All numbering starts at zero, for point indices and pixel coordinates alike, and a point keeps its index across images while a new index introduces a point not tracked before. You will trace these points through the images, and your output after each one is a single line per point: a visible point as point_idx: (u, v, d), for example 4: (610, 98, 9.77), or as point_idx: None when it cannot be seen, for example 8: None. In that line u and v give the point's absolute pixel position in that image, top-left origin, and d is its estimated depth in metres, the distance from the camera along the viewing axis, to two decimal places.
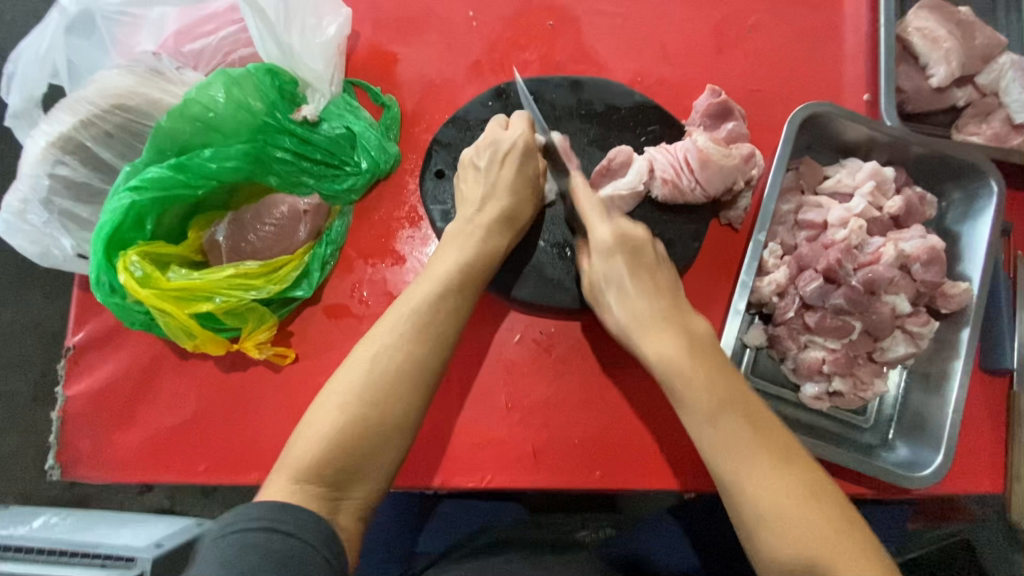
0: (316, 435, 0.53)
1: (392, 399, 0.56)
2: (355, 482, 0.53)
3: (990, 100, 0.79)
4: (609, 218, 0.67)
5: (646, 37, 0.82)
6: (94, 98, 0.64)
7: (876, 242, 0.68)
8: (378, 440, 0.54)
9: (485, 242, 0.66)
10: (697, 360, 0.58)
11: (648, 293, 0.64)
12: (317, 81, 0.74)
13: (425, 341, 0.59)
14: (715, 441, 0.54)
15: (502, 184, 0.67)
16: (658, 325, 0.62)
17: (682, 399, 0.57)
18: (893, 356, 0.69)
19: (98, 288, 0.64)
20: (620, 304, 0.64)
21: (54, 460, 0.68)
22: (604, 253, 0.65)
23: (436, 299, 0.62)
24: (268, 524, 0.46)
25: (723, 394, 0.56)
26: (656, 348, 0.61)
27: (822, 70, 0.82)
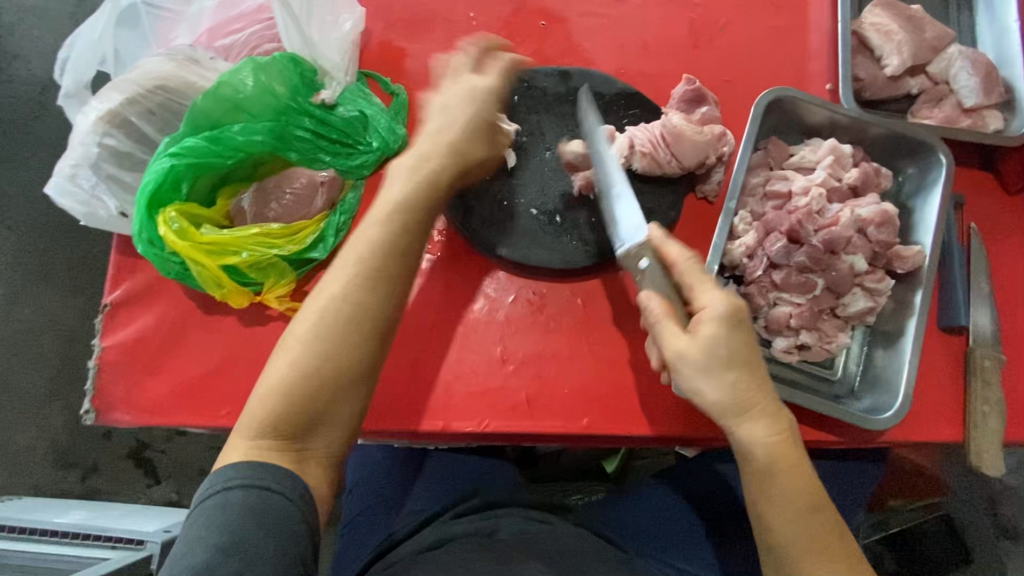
0: (271, 388, 0.59)
1: (342, 337, 0.61)
2: (317, 428, 0.59)
3: (941, 88, 0.88)
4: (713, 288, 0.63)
5: (628, 35, 0.91)
6: (139, 81, 0.73)
7: (834, 208, 0.76)
8: (331, 389, 0.60)
9: (434, 166, 0.69)
10: (794, 448, 0.62)
11: (756, 377, 0.62)
12: (333, 70, 0.83)
13: (375, 278, 0.63)
14: (789, 517, 0.61)
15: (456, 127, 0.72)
16: (761, 411, 0.61)
17: (774, 491, 0.61)
18: (854, 310, 0.76)
19: (140, 242, 0.72)
20: (732, 384, 0.60)
21: (89, 404, 0.74)
22: (723, 326, 0.60)
23: (383, 240, 0.65)
24: (244, 483, 0.55)
25: (808, 484, 0.61)
26: (753, 432, 0.61)
27: (788, 63, 0.91)
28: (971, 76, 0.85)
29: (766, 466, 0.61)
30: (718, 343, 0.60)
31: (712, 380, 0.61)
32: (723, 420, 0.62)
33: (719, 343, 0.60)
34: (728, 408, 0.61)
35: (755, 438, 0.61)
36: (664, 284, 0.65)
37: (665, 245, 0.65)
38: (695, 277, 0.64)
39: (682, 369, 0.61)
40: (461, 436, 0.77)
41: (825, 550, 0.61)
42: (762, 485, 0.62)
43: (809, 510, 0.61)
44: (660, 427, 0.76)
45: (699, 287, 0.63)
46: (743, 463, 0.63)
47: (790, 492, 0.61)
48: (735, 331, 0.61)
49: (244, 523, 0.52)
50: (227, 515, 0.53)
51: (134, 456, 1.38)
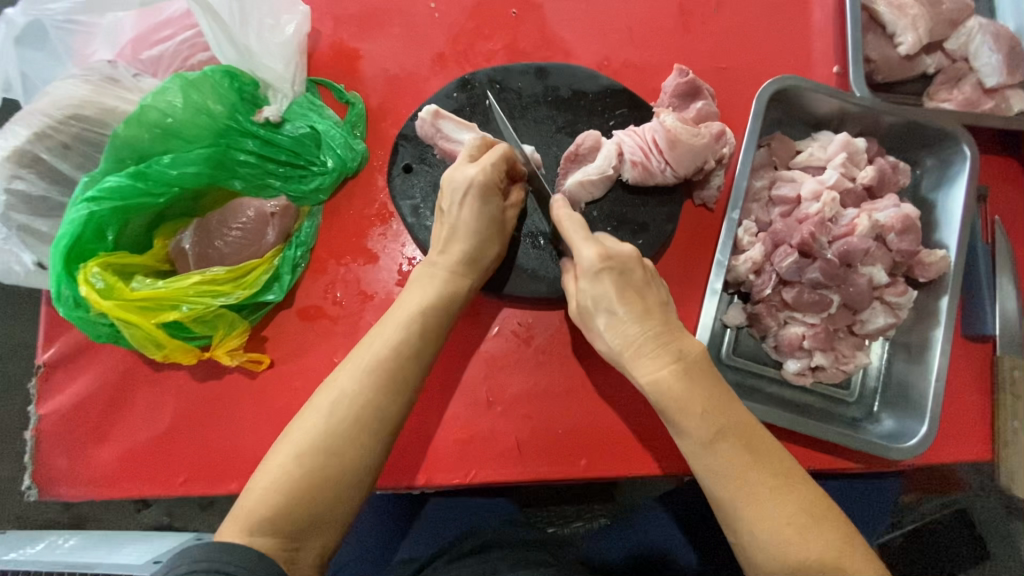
0: (274, 487, 0.52)
1: (349, 448, 0.54)
2: (314, 531, 0.53)
3: (960, 66, 0.78)
4: (593, 237, 0.59)
5: (612, 21, 0.81)
6: (48, 110, 0.63)
7: (850, 213, 0.68)
8: (339, 492, 0.54)
9: (446, 287, 0.63)
10: (688, 385, 0.54)
11: (638, 316, 0.57)
12: (277, 81, 0.73)
13: (383, 392, 0.57)
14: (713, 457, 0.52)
15: (463, 226, 0.64)
16: (648, 350, 0.56)
17: (677, 424, 0.54)
18: (874, 327, 0.68)
19: (61, 304, 0.63)
20: (607, 328, 0.58)
21: (31, 480, 0.67)
22: (591, 279, 0.58)
23: (399, 340, 0.60)
24: (213, 567, 0.46)
25: (720, 421, 0.53)
26: (647, 372, 0.56)
27: (790, 44, 0.81)
28: (994, 53, 0.76)
29: (657, 405, 0.55)
30: (586, 292, 0.59)
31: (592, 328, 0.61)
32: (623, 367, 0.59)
33: (589, 291, 0.59)
34: (617, 357, 0.59)
35: (640, 377, 0.56)
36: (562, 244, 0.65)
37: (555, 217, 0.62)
38: (574, 230, 0.60)
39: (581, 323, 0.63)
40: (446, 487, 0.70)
41: (772, 498, 0.50)
42: (672, 423, 0.54)
43: (721, 440, 0.52)
44: (664, 465, 0.69)
45: (568, 232, 0.60)
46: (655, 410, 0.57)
47: (701, 431, 0.53)
48: (608, 276, 0.57)
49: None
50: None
51: None
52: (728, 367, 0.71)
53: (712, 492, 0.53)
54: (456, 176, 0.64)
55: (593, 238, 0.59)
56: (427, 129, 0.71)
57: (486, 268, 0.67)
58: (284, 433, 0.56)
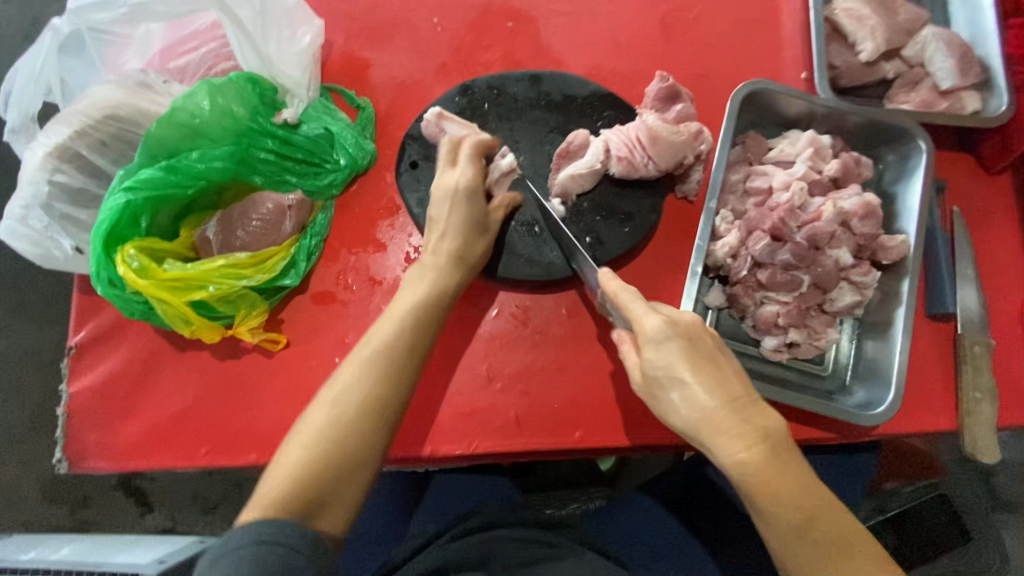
0: (287, 470, 0.57)
1: (350, 434, 0.59)
2: (324, 511, 0.57)
3: (916, 71, 0.86)
4: (654, 309, 0.63)
5: (599, 33, 0.89)
6: (87, 110, 0.69)
7: (816, 202, 0.75)
8: (345, 471, 0.58)
9: (437, 280, 0.70)
10: (777, 468, 0.56)
11: (714, 389, 0.58)
12: (295, 87, 0.81)
13: (382, 381, 0.62)
14: (797, 541, 0.56)
15: (451, 228, 0.71)
16: (728, 427, 0.57)
17: (766, 511, 0.57)
18: (842, 305, 0.75)
19: (98, 282, 0.69)
20: (682, 403, 0.59)
21: (61, 453, 0.71)
22: (657, 348, 0.60)
23: (397, 331, 0.65)
24: (256, 539, 0.50)
25: (805, 502, 0.56)
26: (730, 451, 0.56)
27: (762, 53, 0.89)
28: (947, 59, 0.83)
29: (740, 486, 0.57)
30: (657, 363, 0.60)
31: (666, 405, 0.60)
32: (695, 443, 0.60)
33: (660, 362, 0.60)
34: (688, 432, 0.59)
35: (725, 459, 0.56)
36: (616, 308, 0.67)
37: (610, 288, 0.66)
38: (635, 304, 0.63)
39: (646, 395, 0.63)
40: (450, 459, 0.75)
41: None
42: (757, 505, 0.57)
43: (805, 522, 0.56)
44: (655, 437, 0.74)
45: (634, 308, 0.63)
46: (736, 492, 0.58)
47: (784, 512, 0.56)
48: (678, 349, 0.60)
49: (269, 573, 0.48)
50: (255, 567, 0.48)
51: (124, 486, 1.34)
52: None
53: (795, 573, 0.57)
54: (443, 183, 0.72)
55: (652, 308, 0.63)
56: (431, 129, 0.78)
57: (473, 262, 0.72)
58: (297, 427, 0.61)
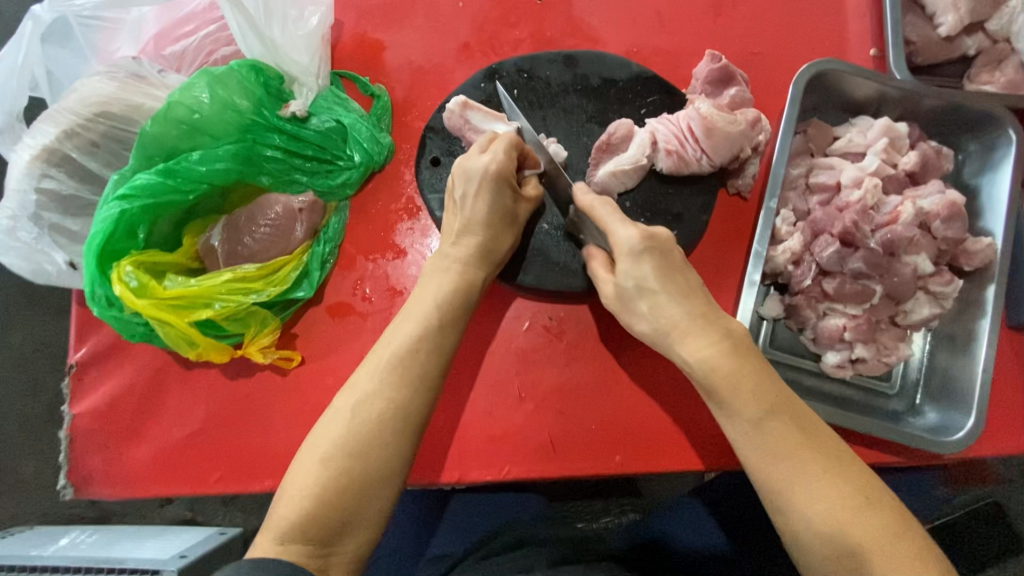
0: (303, 491, 0.52)
1: (374, 448, 0.54)
2: (346, 533, 0.53)
3: (1003, 47, 0.76)
4: (630, 220, 0.58)
5: (640, 6, 0.79)
6: (76, 108, 0.63)
7: (893, 200, 0.66)
8: (368, 495, 0.53)
9: (463, 276, 0.63)
10: (737, 360, 0.52)
11: (683, 296, 0.55)
12: (303, 75, 0.72)
13: (405, 387, 0.57)
14: (761, 435, 0.50)
15: (477, 217, 0.63)
16: (694, 325, 0.53)
17: (725, 402, 0.52)
18: (917, 318, 0.67)
19: (95, 303, 0.63)
20: (651, 312, 0.55)
21: (65, 479, 0.67)
22: (634, 260, 0.55)
23: (416, 338, 0.59)
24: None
25: (764, 405, 0.50)
26: (696, 349, 0.53)
27: (825, 27, 0.79)
28: None
29: (704, 386, 0.53)
30: (623, 269, 0.56)
31: (636, 313, 0.57)
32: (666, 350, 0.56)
33: (628, 269, 0.56)
34: (660, 341, 0.56)
35: (689, 356, 0.53)
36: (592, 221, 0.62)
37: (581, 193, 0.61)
38: (608, 216, 0.58)
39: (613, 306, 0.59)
40: (479, 483, 0.69)
41: (818, 471, 0.49)
42: (716, 398, 0.52)
43: (769, 416, 0.50)
44: (703, 461, 0.68)
45: (602, 211, 0.59)
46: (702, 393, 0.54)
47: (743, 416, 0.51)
48: (654, 259, 0.55)
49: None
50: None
51: None
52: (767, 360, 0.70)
53: (761, 471, 0.51)
54: (468, 165, 0.63)
55: (628, 220, 0.58)
56: (456, 120, 0.70)
57: (499, 258, 0.65)
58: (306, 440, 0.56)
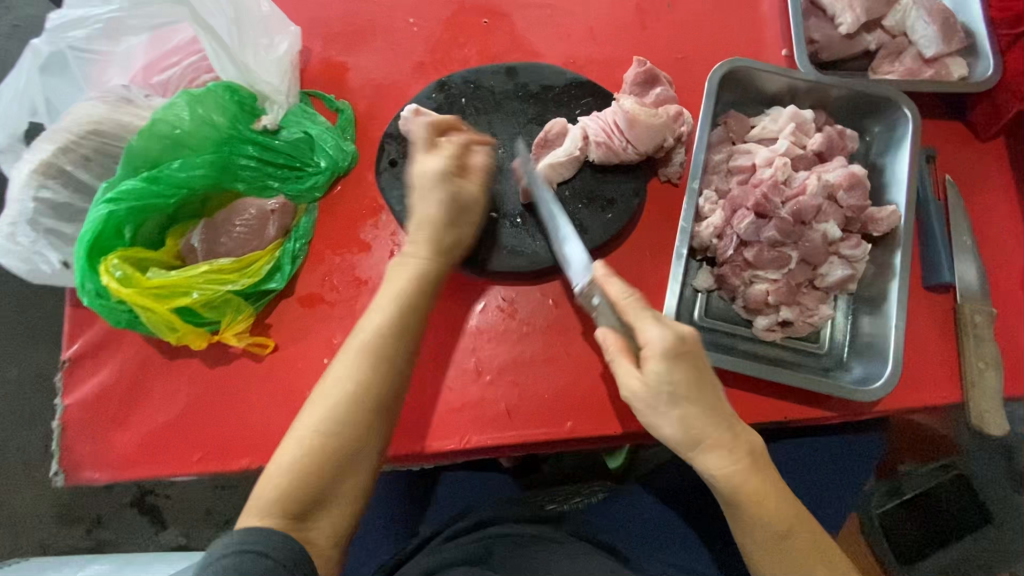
0: (283, 467, 0.58)
1: (347, 425, 0.60)
2: (324, 504, 0.58)
3: (899, 41, 0.85)
4: (658, 321, 0.61)
5: (575, 23, 0.88)
6: (71, 127, 0.71)
7: (800, 176, 0.74)
8: (347, 466, 0.59)
9: (422, 269, 0.68)
10: (759, 480, 0.61)
11: (708, 410, 0.60)
12: (274, 94, 0.81)
13: (376, 368, 0.62)
14: (765, 539, 0.61)
15: (426, 213, 0.69)
16: (713, 443, 0.60)
17: (741, 511, 0.61)
18: (833, 280, 0.73)
19: (86, 294, 0.70)
20: (678, 420, 0.60)
21: (57, 466, 0.72)
22: (667, 363, 0.59)
23: (388, 322, 0.64)
24: (239, 548, 0.52)
25: (773, 508, 0.61)
26: (716, 464, 0.60)
27: (741, 33, 0.88)
28: (929, 25, 0.82)
29: (723, 494, 0.61)
30: (662, 380, 0.59)
31: (668, 419, 0.60)
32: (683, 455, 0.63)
33: (663, 379, 0.59)
34: (678, 445, 0.62)
35: (710, 473, 0.61)
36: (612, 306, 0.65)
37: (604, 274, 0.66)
38: (636, 312, 0.62)
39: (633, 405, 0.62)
40: (443, 456, 0.74)
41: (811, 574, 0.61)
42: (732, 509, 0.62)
43: (779, 529, 0.61)
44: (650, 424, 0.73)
45: (639, 318, 0.62)
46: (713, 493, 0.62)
47: (750, 511, 0.61)
48: (684, 365, 0.60)
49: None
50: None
51: (138, 505, 1.34)
52: (702, 328, 0.76)
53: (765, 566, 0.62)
54: (419, 168, 0.71)
55: (656, 319, 0.62)
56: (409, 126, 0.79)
57: (449, 247, 0.70)
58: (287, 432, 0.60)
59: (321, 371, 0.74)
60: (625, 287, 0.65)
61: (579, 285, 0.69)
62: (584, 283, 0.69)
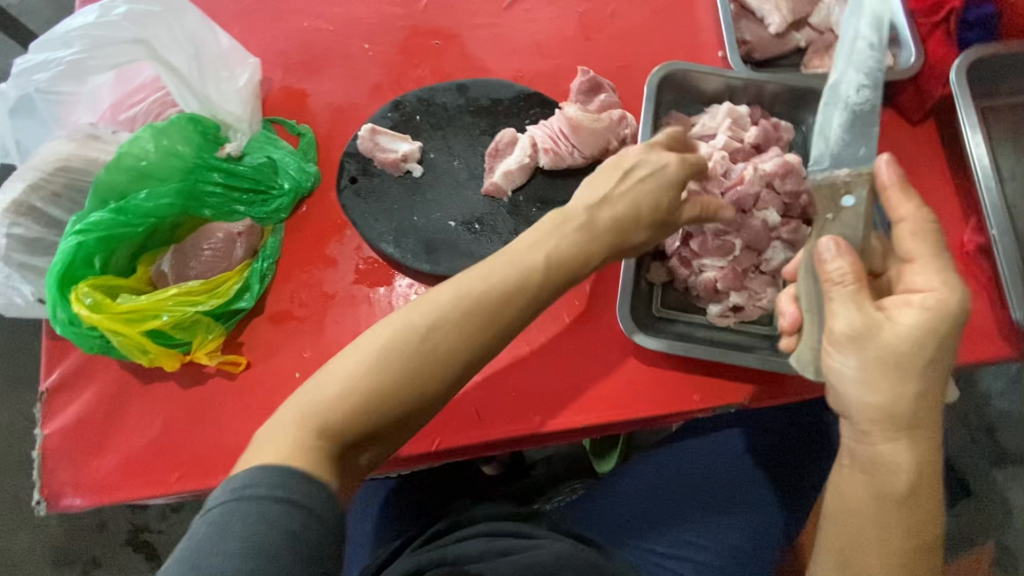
0: (343, 389, 0.52)
1: (429, 368, 0.54)
2: (372, 442, 0.54)
3: (828, 36, 0.89)
4: (942, 277, 0.56)
5: (522, 38, 0.93)
6: (39, 165, 0.75)
7: (738, 167, 0.78)
8: (407, 417, 0.54)
9: (579, 244, 0.62)
10: (924, 489, 0.57)
11: (931, 392, 0.55)
12: (236, 122, 0.85)
13: (462, 328, 0.56)
14: (892, 544, 0.58)
15: (638, 208, 0.64)
16: (921, 434, 0.56)
17: (890, 505, 0.57)
18: (776, 264, 0.77)
19: (58, 323, 0.73)
20: (912, 388, 0.55)
21: (39, 495, 0.73)
22: (933, 322, 0.54)
23: (500, 285, 0.58)
24: (290, 502, 0.46)
25: (923, 521, 0.57)
26: (898, 452, 0.56)
27: (680, 38, 0.93)
28: None
29: (885, 482, 0.57)
30: (927, 338, 0.54)
31: (897, 383, 0.55)
32: (864, 424, 0.57)
33: (922, 336, 0.54)
34: (884, 415, 0.56)
35: (896, 454, 0.56)
36: (863, 223, 0.62)
37: (890, 181, 0.59)
38: (926, 251, 0.57)
39: (851, 348, 0.56)
40: (416, 459, 0.76)
41: None
42: (878, 500, 0.58)
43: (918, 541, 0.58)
44: (614, 415, 0.75)
45: (922, 265, 0.57)
46: (866, 473, 0.58)
47: (898, 514, 0.57)
48: (948, 334, 0.55)
49: (253, 559, 0.43)
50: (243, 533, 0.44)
51: (133, 542, 1.33)
52: (658, 319, 0.79)
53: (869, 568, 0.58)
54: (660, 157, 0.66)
55: (943, 275, 0.56)
56: (367, 144, 0.83)
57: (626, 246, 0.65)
58: (297, 399, 0.53)
59: (292, 385, 0.76)
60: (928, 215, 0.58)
61: (828, 170, 0.63)
62: (848, 171, 0.62)
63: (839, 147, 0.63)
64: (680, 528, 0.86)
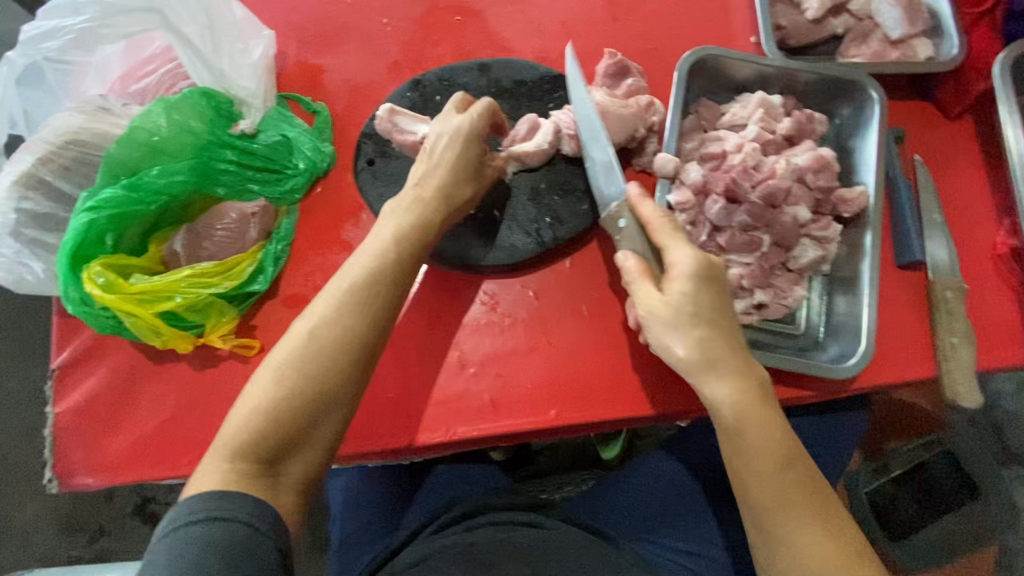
0: (258, 409, 0.57)
1: (323, 364, 0.59)
2: (297, 449, 0.58)
3: (866, 23, 0.86)
4: (687, 245, 0.63)
5: (547, 17, 0.89)
6: (50, 137, 0.72)
7: (770, 160, 0.76)
8: (313, 415, 0.59)
9: (415, 218, 0.69)
10: (762, 416, 0.60)
11: (723, 335, 0.61)
12: (250, 98, 0.82)
13: (355, 308, 0.62)
14: (765, 476, 0.59)
15: (445, 159, 0.72)
16: (728, 368, 0.60)
17: (740, 442, 0.59)
18: (805, 261, 0.75)
19: (69, 301, 0.72)
20: (700, 340, 0.60)
21: (51, 472, 0.73)
22: (694, 283, 0.61)
23: (373, 264, 0.65)
24: (208, 516, 0.51)
25: (768, 440, 0.59)
26: (718, 391, 0.60)
27: (711, 22, 0.89)
28: (893, 8, 0.83)
29: (728, 426, 0.60)
30: (699, 289, 0.61)
31: (694, 337, 0.60)
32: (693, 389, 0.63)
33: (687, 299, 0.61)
34: (692, 368, 0.61)
35: (719, 396, 0.60)
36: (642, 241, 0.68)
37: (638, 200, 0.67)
38: (668, 234, 0.65)
39: (653, 325, 0.62)
40: (429, 448, 0.75)
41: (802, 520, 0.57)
42: (731, 440, 0.60)
43: (782, 464, 0.59)
44: (633, 411, 0.74)
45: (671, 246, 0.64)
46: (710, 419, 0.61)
47: (753, 445, 0.59)
48: (708, 288, 0.61)
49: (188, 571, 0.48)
50: (188, 555, 0.49)
51: (140, 513, 1.34)
52: None
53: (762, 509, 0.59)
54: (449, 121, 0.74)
55: (687, 244, 0.64)
56: (384, 126, 0.79)
57: (461, 202, 0.73)
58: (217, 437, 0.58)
59: None
60: (659, 209, 0.66)
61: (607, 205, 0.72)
62: (616, 203, 0.70)
63: (608, 190, 0.72)
64: (691, 523, 0.86)
